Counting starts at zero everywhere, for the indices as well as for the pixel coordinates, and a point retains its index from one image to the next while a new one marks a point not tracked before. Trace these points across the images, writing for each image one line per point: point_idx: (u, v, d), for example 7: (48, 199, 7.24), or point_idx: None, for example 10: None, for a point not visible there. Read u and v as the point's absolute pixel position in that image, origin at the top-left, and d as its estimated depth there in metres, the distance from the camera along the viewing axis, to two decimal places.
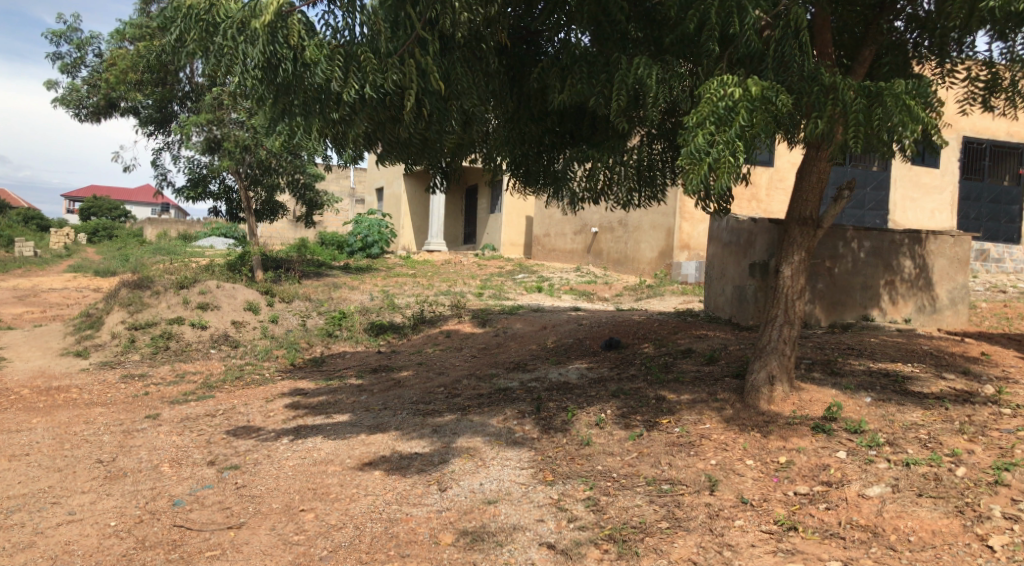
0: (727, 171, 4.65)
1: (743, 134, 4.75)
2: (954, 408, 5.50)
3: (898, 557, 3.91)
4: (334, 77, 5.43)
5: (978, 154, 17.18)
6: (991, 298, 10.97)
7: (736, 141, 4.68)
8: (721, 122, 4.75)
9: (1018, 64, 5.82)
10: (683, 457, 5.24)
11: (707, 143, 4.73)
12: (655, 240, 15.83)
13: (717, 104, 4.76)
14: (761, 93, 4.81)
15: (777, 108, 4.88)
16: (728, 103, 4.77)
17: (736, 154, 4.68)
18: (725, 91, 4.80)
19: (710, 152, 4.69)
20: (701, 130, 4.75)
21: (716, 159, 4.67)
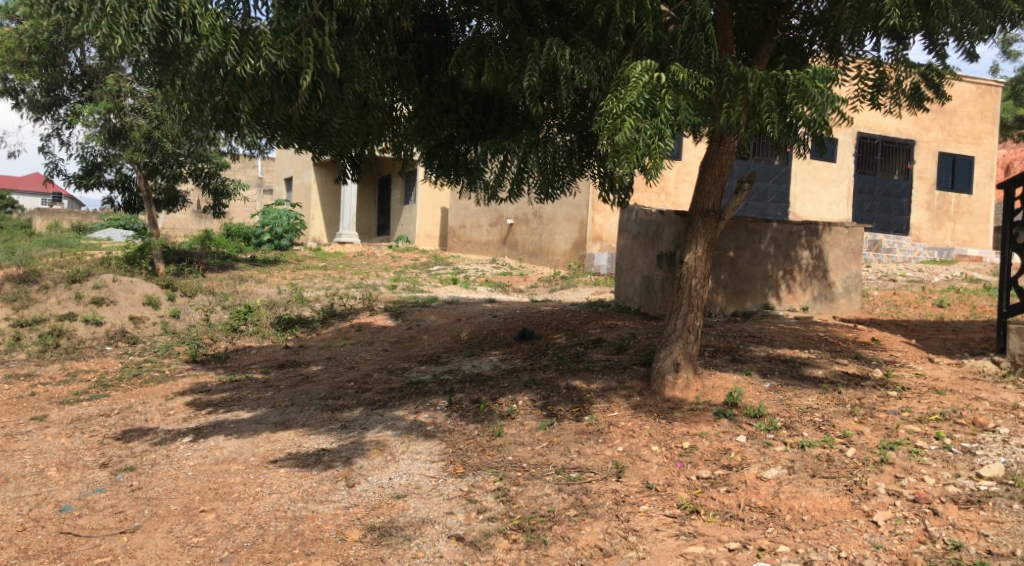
0: (659, 156, 4.67)
1: (665, 120, 4.77)
2: (846, 391, 5.77)
3: (792, 535, 4.05)
4: (227, 49, 5.24)
5: (871, 149, 18.23)
6: (881, 286, 11.58)
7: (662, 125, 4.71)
8: (645, 110, 4.78)
9: (903, 64, 6.14)
10: (592, 444, 5.33)
11: (635, 129, 4.73)
12: (568, 232, 16.03)
13: (644, 91, 4.79)
14: (682, 79, 4.87)
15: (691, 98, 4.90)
16: (651, 89, 4.80)
17: (665, 139, 4.72)
18: (647, 78, 4.83)
19: (639, 139, 4.71)
20: (629, 115, 4.75)
21: (647, 145, 4.70)
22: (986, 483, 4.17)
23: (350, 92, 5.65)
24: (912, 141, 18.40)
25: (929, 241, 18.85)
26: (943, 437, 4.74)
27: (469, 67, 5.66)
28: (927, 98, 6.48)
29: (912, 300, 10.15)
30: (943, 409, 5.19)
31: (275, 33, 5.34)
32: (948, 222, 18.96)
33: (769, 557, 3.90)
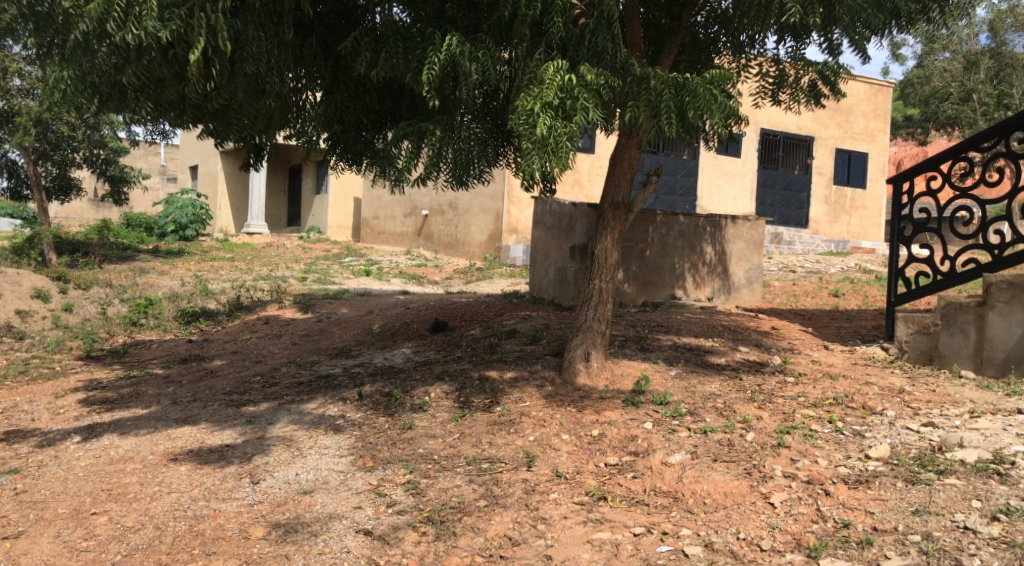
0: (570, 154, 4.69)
1: (579, 118, 4.83)
2: (747, 378, 5.98)
3: (694, 518, 4.17)
4: (109, 18, 4.94)
5: (773, 145, 18.91)
6: (782, 276, 12.07)
7: (573, 125, 4.78)
8: (556, 109, 4.82)
9: (801, 63, 6.36)
10: (504, 435, 5.35)
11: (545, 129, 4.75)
12: (484, 224, 16.03)
13: (554, 90, 4.83)
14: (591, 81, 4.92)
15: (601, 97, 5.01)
16: (561, 90, 4.84)
17: (575, 138, 4.75)
18: (557, 78, 4.88)
19: (550, 136, 4.73)
20: (540, 115, 4.77)
21: (558, 143, 4.73)
22: (873, 463, 4.38)
23: (244, 74, 5.44)
24: (811, 137, 19.22)
25: (827, 233, 19.75)
26: (835, 421, 4.97)
27: (370, 57, 5.57)
28: (822, 95, 6.74)
29: (811, 290, 10.61)
30: (836, 394, 5.45)
31: (164, 6, 5.06)
32: (845, 215, 19.91)
33: (672, 541, 3.99)
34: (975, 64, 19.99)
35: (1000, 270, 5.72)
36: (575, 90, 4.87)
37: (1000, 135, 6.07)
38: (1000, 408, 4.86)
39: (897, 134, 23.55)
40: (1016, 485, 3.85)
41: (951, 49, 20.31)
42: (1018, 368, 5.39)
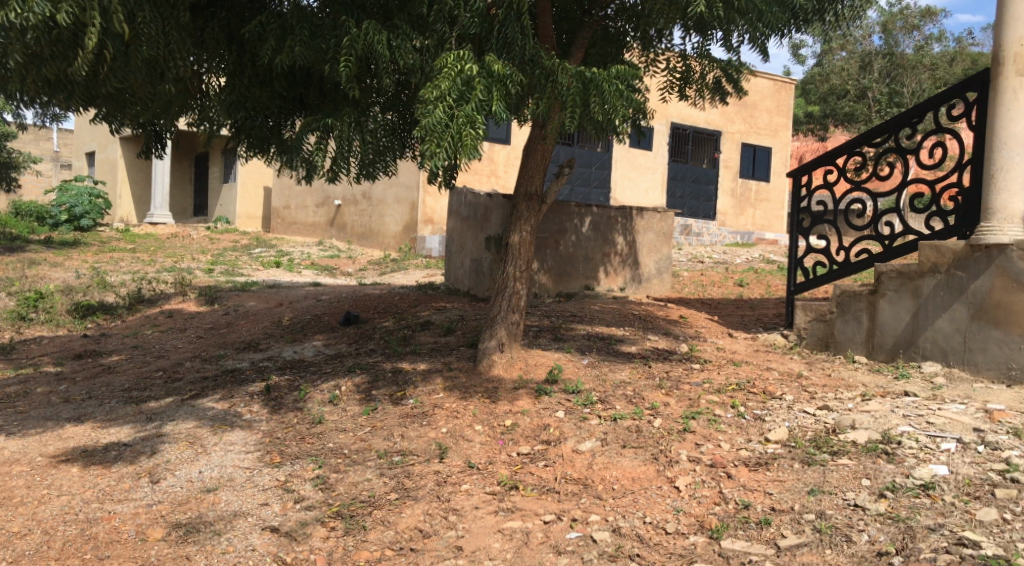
0: (468, 143, 4.68)
1: (480, 108, 4.83)
2: (656, 365, 6.12)
3: (603, 504, 4.24)
4: None
5: (683, 139, 19.38)
6: (691, 267, 12.40)
7: (478, 114, 4.78)
8: (458, 97, 4.81)
9: (706, 59, 6.52)
10: (416, 427, 5.30)
11: (447, 117, 4.74)
12: (398, 214, 15.86)
13: (455, 79, 4.82)
14: (498, 70, 4.93)
15: (507, 87, 5.01)
16: (468, 78, 4.85)
17: (475, 128, 4.75)
18: (463, 67, 4.88)
19: (450, 126, 4.72)
20: (443, 102, 4.76)
21: (458, 132, 4.72)
22: (772, 446, 4.55)
23: (141, 58, 5.22)
24: (718, 132, 19.81)
25: (733, 225, 20.40)
26: (737, 405, 5.14)
27: (278, 45, 5.43)
28: (727, 92, 6.94)
29: (717, 280, 10.94)
30: (739, 379, 5.65)
31: None
32: (750, 208, 20.60)
33: (581, 527, 4.05)
34: (869, 62, 21.00)
35: (889, 260, 6.03)
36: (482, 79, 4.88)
37: (889, 131, 6.38)
38: (888, 391, 5.13)
39: (798, 129, 24.51)
40: (901, 463, 4.06)
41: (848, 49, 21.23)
42: (905, 353, 5.59)
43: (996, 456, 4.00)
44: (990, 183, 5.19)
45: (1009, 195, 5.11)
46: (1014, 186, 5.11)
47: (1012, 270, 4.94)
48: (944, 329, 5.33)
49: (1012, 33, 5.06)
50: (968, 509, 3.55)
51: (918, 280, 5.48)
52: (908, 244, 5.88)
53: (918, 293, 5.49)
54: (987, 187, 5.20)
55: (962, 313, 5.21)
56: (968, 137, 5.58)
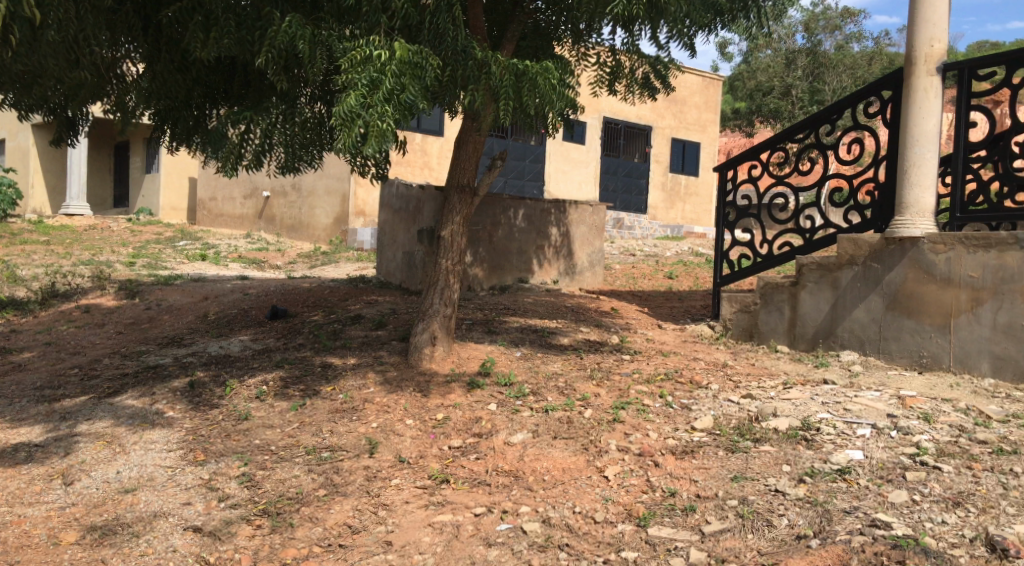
0: (377, 133, 4.59)
1: (394, 96, 4.74)
2: (588, 357, 6.18)
3: (534, 495, 4.25)
4: None
5: (615, 133, 19.59)
6: (623, 260, 12.56)
7: (385, 106, 4.67)
8: (372, 85, 4.72)
9: (636, 54, 6.59)
10: (346, 422, 5.23)
11: (361, 105, 4.66)
12: (329, 206, 15.60)
13: (367, 67, 4.73)
14: (404, 55, 4.81)
15: (424, 76, 4.93)
16: (377, 67, 4.74)
17: (386, 116, 4.65)
18: (372, 54, 4.78)
19: (362, 114, 4.64)
20: (353, 91, 4.67)
21: (369, 121, 4.63)
22: (698, 434, 4.65)
23: (52, 43, 5.00)
24: (649, 127, 20.11)
25: (664, 219, 20.79)
26: (665, 395, 5.24)
27: (200, 35, 5.26)
28: (655, 88, 7.02)
29: (648, 273, 11.11)
30: (667, 369, 5.75)
31: None
32: (679, 202, 21.02)
33: (511, 519, 4.06)
34: (793, 61, 21.62)
35: (810, 252, 6.23)
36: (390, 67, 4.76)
37: (811, 128, 6.56)
38: (809, 379, 5.30)
39: (726, 125, 25.07)
40: (820, 449, 4.20)
41: (773, 47, 21.81)
42: (824, 342, 5.78)
43: (907, 440, 4.17)
44: (903, 178, 5.37)
45: (921, 189, 5.30)
46: (926, 181, 5.31)
47: (923, 262, 5.15)
48: (861, 319, 5.53)
49: (925, 33, 5.28)
50: (882, 492, 3.70)
51: (836, 272, 5.67)
52: (828, 237, 6.08)
53: (837, 285, 5.68)
54: (901, 182, 5.38)
55: (877, 303, 5.42)
56: (884, 134, 5.79)
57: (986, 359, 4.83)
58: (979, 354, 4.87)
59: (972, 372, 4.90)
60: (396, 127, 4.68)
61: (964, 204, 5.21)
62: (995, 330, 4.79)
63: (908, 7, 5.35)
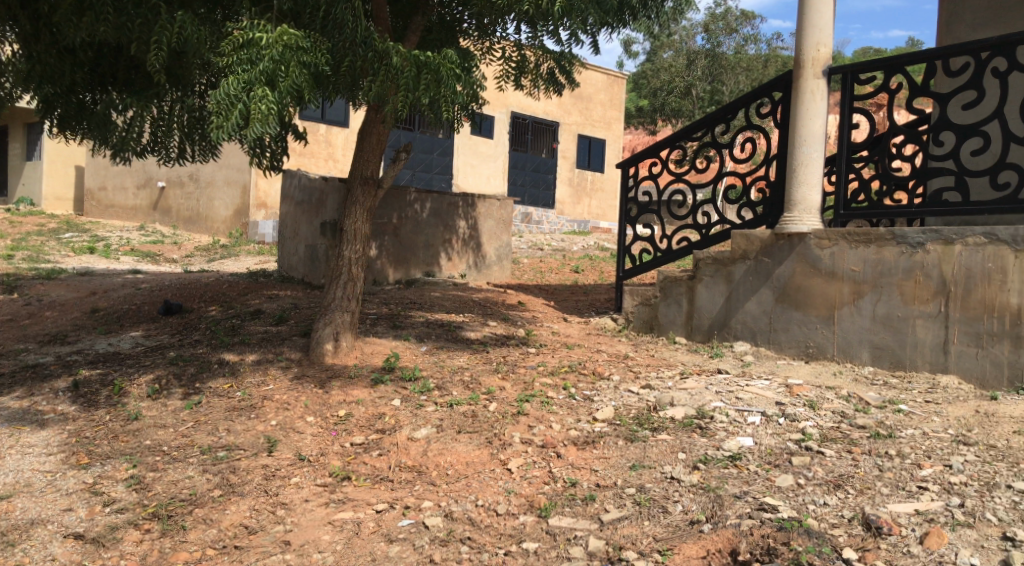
0: (257, 116, 4.44)
1: (278, 81, 4.59)
2: (493, 351, 6.20)
3: (436, 490, 4.24)
4: None
5: (522, 128, 19.67)
6: (530, 254, 12.65)
7: (265, 89, 4.50)
8: (253, 67, 4.56)
9: (541, 50, 6.62)
10: (243, 420, 5.07)
11: (241, 90, 4.52)
12: (229, 198, 15.08)
13: (249, 50, 4.57)
14: (287, 36, 4.61)
15: (312, 60, 4.78)
16: (259, 49, 4.59)
17: (268, 100, 4.49)
18: (254, 37, 4.62)
19: (242, 99, 4.50)
20: (233, 76, 4.52)
21: (249, 105, 4.48)
22: (600, 424, 4.74)
23: None
24: (556, 122, 20.32)
25: (571, 214, 21.12)
26: (569, 387, 5.31)
27: (78, 21, 4.97)
28: (560, 83, 7.09)
29: (555, 267, 11.23)
30: (571, 362, 5.84)
31: None
32: (586, 197, 21.37)
33: (413, 514, 4.04)
34: (693, 61, 22.21)
35: (706, 247, 6.43)
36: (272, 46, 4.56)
37: (708, 126, 6.77)
38: (704, 369, 5.49)
39: (631, 122, 25.59)
40: (713, 437, 4.35)
41: (675, 47, 22.37)
42: (719, 333, 5.99)
43: (794, 426, 4.37)
44: (792, 176, 5.60)
45: (808, 187, 5.54)
46: (812, 179, 5.55)
47: (810, 257, 5.40)
48: (752, 311, 5.76)
49: (812, 38, 5.53)
50: (770, 476, 3.86)
51: (730, 266, 5.89)
52: (722, 233, 6.30)
53: (730, 278, 5.89)
54: (790, 180, 5.61)
55: (768, 296, 5.65)
56: (774, 133, 6.03)
57: (866, 348, 5.11)
58: (859, 344, 5.14)
59: (854, 361, 5.17)
60: (279, 111, 4.53)
61: (847, 202, 5.49)
62: (874, 321, 5.06)
63: (797, 12, 5.59)
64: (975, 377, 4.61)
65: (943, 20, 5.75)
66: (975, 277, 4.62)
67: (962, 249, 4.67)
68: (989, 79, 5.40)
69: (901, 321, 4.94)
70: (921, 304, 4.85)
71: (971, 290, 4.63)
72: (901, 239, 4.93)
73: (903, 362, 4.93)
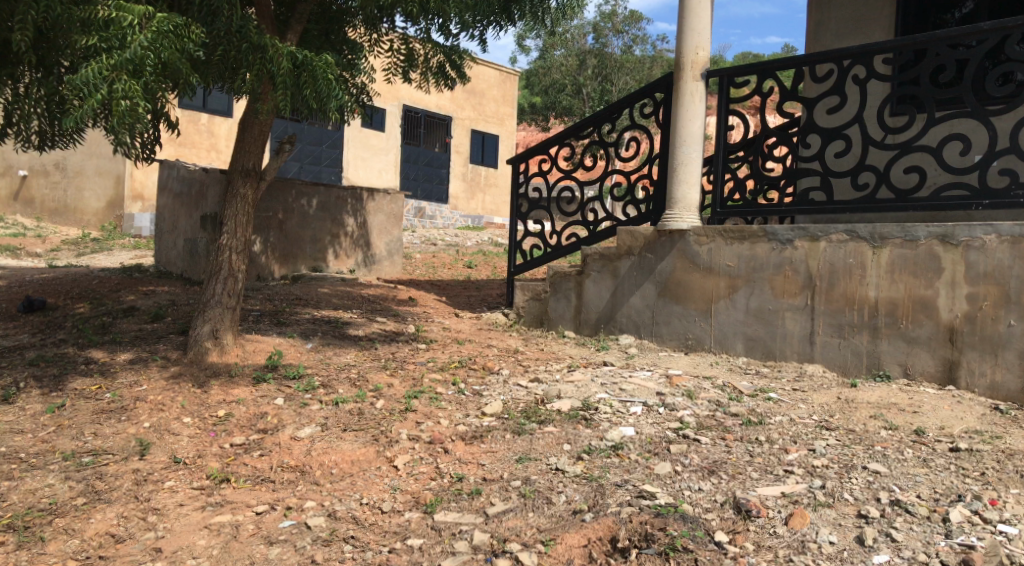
0: (121, 110, 4.22)
1: (144, 69, 4.37)
2: (382, 347, 6.12)
3: (320, 490, 4.15)
4: None
5: (415, 122, 19.50)
6: (423, 249, 12.58)
7: (132, 80, 4.28)
8: (118, 52, 4.32)
9: (429, 44, 6.58)
10: (112, 423, 4.81)
11: (104, 77, 4.27)
12: (101, 188, 14.37)
13: (113, 34, 4.32)
14: (157, 22, 4.42)
15: (182, 48, 4.58)
16: (125, 33, 4.34)
17: (133, 93, 4.28)
18: (119, 18, 4.35)
19: (105, 87, 4.25)
20: (96, 62, 4.26)
21: (112, 96, 4.24)
22: (488, 419, 4.76)
23: None
24: (448, 117, 20.30)
25: (464, 209, 21.16)
26: (458, 383, 5.31)
27: None
28: (450, 78, 7.02)
29: (447, 262, 11.21)
30: (461, 357, 5.85)
31: None
32: (479, 193, 21.46)
33: (295, 515, 3.94)
34: (584, 61, 22.65)
35: (593, 243, 6.56)
36: (141, 32, 4.36)
37: (595, 125, 6.90)
38: (591, 362, 5.61)
39: (524, 119, 25.82)
40: (597, 428, 4.45)
41: (566, 46, 22.71)
42: (605, 327, 6.14)
43: (672, 415, 4.53)
44: (673, 175, 5.77)
45: (688, 186, 5.73)
46: (692, 178, 5.74)
47: (689, 253, 5.59)
48: (637, 305, 5.93)
49: (691, 41, 5.72)
50: (649, 464, 3.99)
51: (616, 262, 6.03)
52: (608, 230, 6.44)
53: (616, 273, 6.04)
54: (671, 178, 5.77)
55: (651, 290, 5.82)
56: (657, 133, 6.21)
57: (740, 339, 5.35)
58: (734, 336, 5.38)
59: (729, 352, 5.41)
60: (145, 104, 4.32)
61: (723, 200, 5.72)
62: (748, 314, 5.31)
63: (677, 15, 5.78)
64: (837, 366, 4.91)
65: (811, 28, 6.08)
66: (838, 272, 4.90)
67: (827, 245, 4.94)
68: (851, 86, 5.76)
69: (772, 314, 5.19)
70: (790, 297, 5.11)
71: (834, 284, 4.91)
72: (772, 236, 5.18)
73: (774, 353, 5.19)
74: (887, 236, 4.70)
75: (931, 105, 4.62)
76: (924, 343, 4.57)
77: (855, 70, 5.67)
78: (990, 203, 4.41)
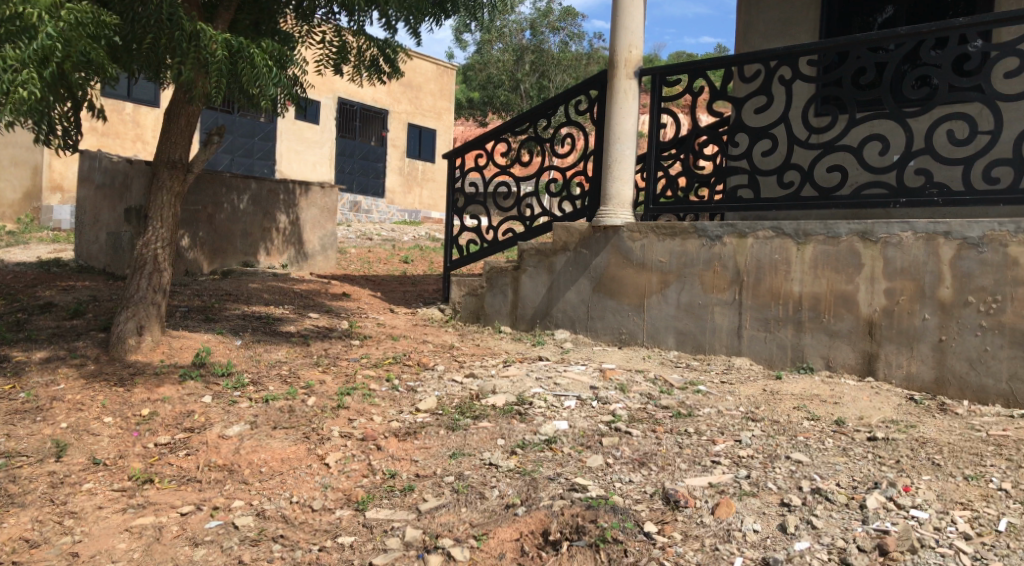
0: (16, 102, 4.04)
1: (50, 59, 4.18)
2: (314, 344, 6.03)
3: (248, 489, 4.06)
4: None
5: (350, 115, 19.24)
6: (358, 244, 12.44)
7: (31, 71, 4.08)
8: (24, 39, 4.12)
9: (363, 36, 6.50)
10: (27, 424, 4.62)
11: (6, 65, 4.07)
12: (17, 179, 13.69)
13: (19, 19, 4.10)
14: (68, 12, 4.20)
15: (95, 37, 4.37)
16: (32, 21, 4.10)
17: (30, 83, 4.07)
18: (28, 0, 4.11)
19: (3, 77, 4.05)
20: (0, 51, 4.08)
21: (9, 87, 4.04)
22: (422, 415, 4.73)
23: None
24: (385, 110, 20.11)
25: (401, 204, 21.00)
26: (392, 379, 5.27)
27: None
28: (385, 72, 6.94)
29: (383, 257, 11.11)
30: (395, 353, 5.81)
31: None
32: (416, 187, 21.33)
33: (222, 515, 3.85)
34: (521, 56, 22.71)
35: (529, 238, 6.59)
36: (50, 22, 4.14)
37: (531, 120, 6.92)
38: (526, 357, 5.63)
39: (462, 114, 25.74)
40: (531, 422, 4.47)
41: (504, 41, 22.71)
42: (541, 322, 6.18)
43: (605, 409, 4.59)
44: (608, 172, 5.85)
45: (621, 182, 5.80)
46: (625, 175, 5.82)
47: (623, 249, 5.67)
48: (572, 300, 5.98)
49: (625, 40, 5.79)
50: (582, 457, 4.03)
51: (551, 257, 6.07)
52: (544, 225, 6.47)
53: (552, 269, 6.08)
54: (605, 175, 5.85)
55: (586, 285, 5.89)
56: (591, 130, 6.26)
57: (672, 334, 5.45)
58: (666, 330, 5.48)
59: (661, 346, 5.51)
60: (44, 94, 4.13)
61: (656, 196, 5.81)
62: (679, 308, 5.41)
63: (611, 14, 5.84)
64: (764, 359, 5.04)
65: (741, 28, 6.22)
66: (764, 268, 5.03)
67: (754, 242, 5.06)
68: (777, 87, 5.92)
69: (702, 309, 5.30)
70: (719, 292, 5.22)
71: (761, 280, 5.04)
72: (702, 232, 5.28)
73: (703, 346, 5.30)
74: (811, 233, 4.84)
75: (852, 106, 4.77)
76: (845, 336, 4.72)
77: (781, 71, 5.83)
78: (906, 201, 4.58)
